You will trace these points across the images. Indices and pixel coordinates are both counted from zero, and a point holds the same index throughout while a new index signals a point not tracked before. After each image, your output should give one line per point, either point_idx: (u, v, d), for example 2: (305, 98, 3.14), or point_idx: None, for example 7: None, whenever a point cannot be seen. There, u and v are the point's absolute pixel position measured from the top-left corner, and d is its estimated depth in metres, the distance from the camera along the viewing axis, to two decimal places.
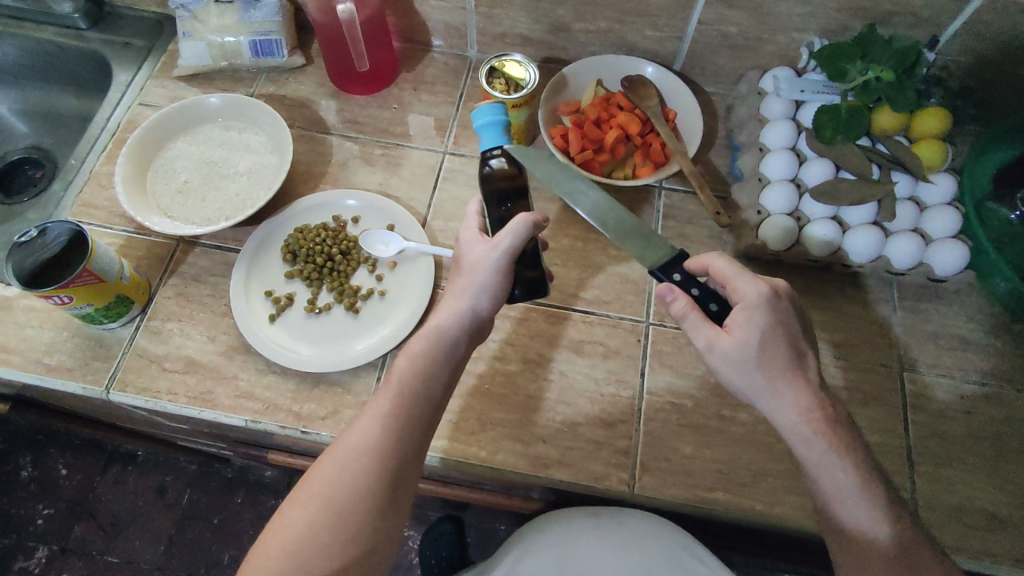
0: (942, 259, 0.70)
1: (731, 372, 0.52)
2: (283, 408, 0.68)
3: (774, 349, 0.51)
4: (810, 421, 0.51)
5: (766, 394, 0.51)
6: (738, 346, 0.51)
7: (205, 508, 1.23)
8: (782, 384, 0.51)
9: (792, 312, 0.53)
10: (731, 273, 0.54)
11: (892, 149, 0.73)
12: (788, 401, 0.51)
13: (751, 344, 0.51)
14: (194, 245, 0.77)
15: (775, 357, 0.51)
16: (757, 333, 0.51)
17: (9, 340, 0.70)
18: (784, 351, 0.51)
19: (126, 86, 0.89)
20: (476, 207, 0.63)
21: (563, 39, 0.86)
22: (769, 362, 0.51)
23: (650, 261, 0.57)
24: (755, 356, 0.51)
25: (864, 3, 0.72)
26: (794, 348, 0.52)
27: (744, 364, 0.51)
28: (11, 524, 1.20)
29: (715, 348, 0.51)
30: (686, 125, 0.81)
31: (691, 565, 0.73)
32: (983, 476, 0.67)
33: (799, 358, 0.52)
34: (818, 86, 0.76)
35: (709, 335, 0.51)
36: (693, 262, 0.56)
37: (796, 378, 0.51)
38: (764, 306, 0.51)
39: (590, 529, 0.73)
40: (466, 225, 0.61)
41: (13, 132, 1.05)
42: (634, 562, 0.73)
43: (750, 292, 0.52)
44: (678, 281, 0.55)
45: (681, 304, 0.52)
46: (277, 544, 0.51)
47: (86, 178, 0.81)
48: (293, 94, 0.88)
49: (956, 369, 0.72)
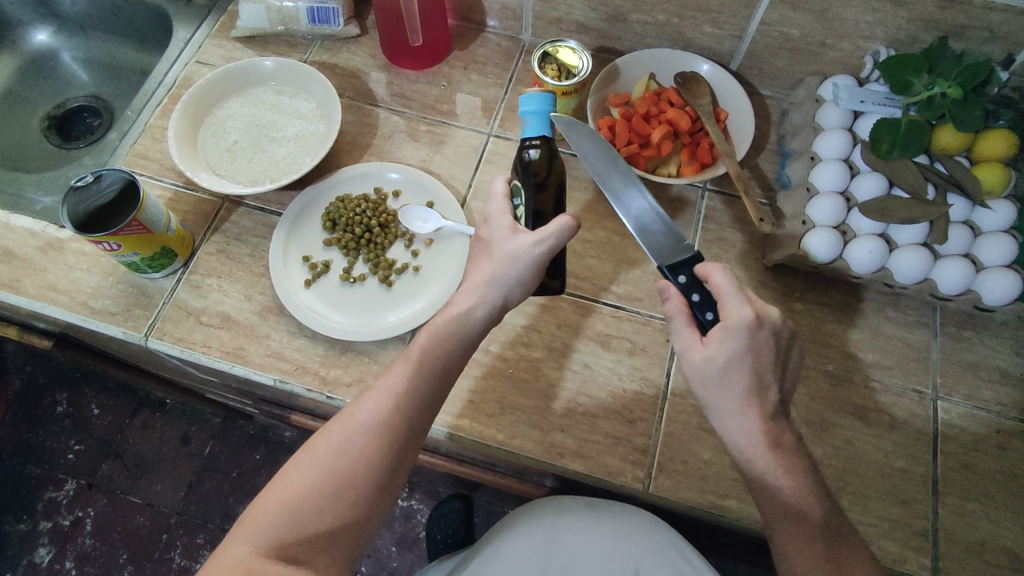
0: (993, 288, 0.67)
1: (694, 381, 0.52)
2: (311, 370, 0.70)
3: (736, 375, 0.50)
4: (750, 447, 0.51)
5: (718, 409, 0.51)
6: (704, 361, 0.51)
7: (225, 460, 1.28)
8: (735, 405, 0.51)
9: (771, 345, 0.51)
10: (727, 290, 0.51)
11: (950, 168, 0.70)
12: (735, 422, 0.51)
13: (717, 362, 0.50)
14: (239, 205, 0.79)
15: (736, 380, 0.50)
16: (724, 356, 0.50)
17: (58, 280, 0.73)
18: (746, 378, 0.50)
19: (185, 43, 0.91)
20: (503, 188, 0.62)
21: (619, 29, 0.85)
22: (729, 383, 0.50)
23: (662, 256, 0.56)
24: (716, 374, 0.51)
25: (938, 14, 0.69)
26: (758, 380, 0.51)
27: (707, 378, 0.51)
28: (44, 455, 1.26)
29: (686, 355, 0.52)
30: (737, 126, 0.79)
31: (681, 566, 0.72)
32: (1009, 514, 0.65)
33: (760, 390, 0.51)
34: (881, 97, 0.73)
35: (686, 341, 0.52)
36: (702, 267, 0.53)
37: (751, 405, 0.51)
38: (743, 333, 0.50)
39: (584, 517, 0.74)
40: (495, 208, 0.61)
41: (75, 80, 1.09)
42: (625, 554, 0.73)
43: (736, 315, 0.50)
44: (682, 284, 0.54)
45: (673, 305, 0.53)
46: (278, 500, 0.52)
47: (141, 130, 0.84)
48: (345, 64, 0.89)
49: (993, 402, 0.70)
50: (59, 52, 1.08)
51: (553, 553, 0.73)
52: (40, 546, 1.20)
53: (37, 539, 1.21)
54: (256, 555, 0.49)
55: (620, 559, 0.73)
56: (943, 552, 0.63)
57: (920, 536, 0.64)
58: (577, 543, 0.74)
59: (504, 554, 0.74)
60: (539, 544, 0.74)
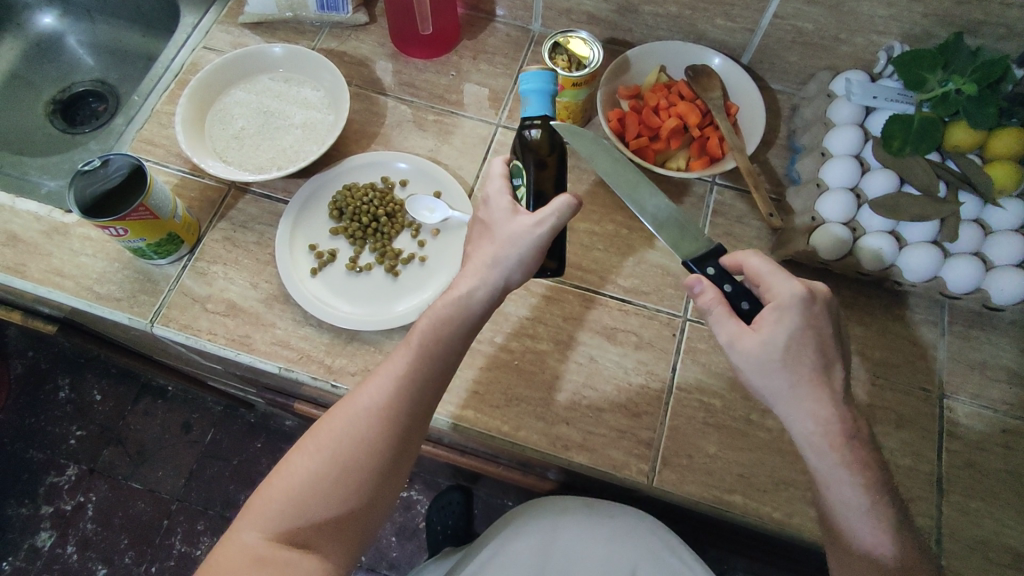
0: (1001, 288, 0.67)
1: (751, 372, 0.49)
2: (316, 359, 0.70)
3: (799, 354, 0.48)
4: (826, 434, 0.49)
5: (786, 400, 0.49)
6: (762, 346, 0.48)
7: (227, 448, 1.28)
8: (804, 389, 0.48)
9: (827, 317, 0.50)
10: (767, 271, 0.51)
11: (962, 167, 0.69)
12: (807, 411, 0.49)
13: (776, 344, 0.48)
14: (245, 192, 0.78)
15: (800, 359, 0.48)
16: (783, 335, 0.48)
17: (63, 264, 0.73)
18: (810, 355, 0.48)
19: (192, 28, 0.90)
20: (502, 168, 0.61)
21: (630, 21, 0.84)
22: (793, 365, 0.48)
23: (685, 251, 0.57)
24: (778, 357, 0.48)
25: (954, 9, 0.68)
26: (822, 356, 0.49)
27: (767, 365, 0.49)
28: (45, 440, 1.26)
29: (737, 344, 0.49)
30: (748, 120, 0.78)
31: (679, 567, 0.73)
32: (1012, 513, 0.65)
33: (826, 368, 0.49)
34: (893, 93, 0.72)
35: (732, 331, 0.49)
36: (729, 259, 0.55)
37: (818, 388, 0.49)
38: (798, 307, 0.49)
39: (581, 516, 0.75)
40: (492, 187, 0.60)
41: (80, 64, 1.08)
42: (621, 554, 0.74)
43: (785, 292, 0.49)
44: (712, 275, 0.55)
45: (709, 298, 0.51)
46: (281, 488, 0.52)
47: (147, 115, 0.83)
48: (353, 52, 0.88)
49: (1000, 401, 0.69)
50: (64, 36, 1.08)
51: (553, 555, 0.74)
52: (42, 530, 1.21)
53: (39, 523, 1.21)
54: (264, 541, 0.50)
55: (617, 559, 0.73)
56: (947, 550, 0.63)
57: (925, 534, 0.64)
58: (576, 544, 0.74)
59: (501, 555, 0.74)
60: (538, 546, 0.74)
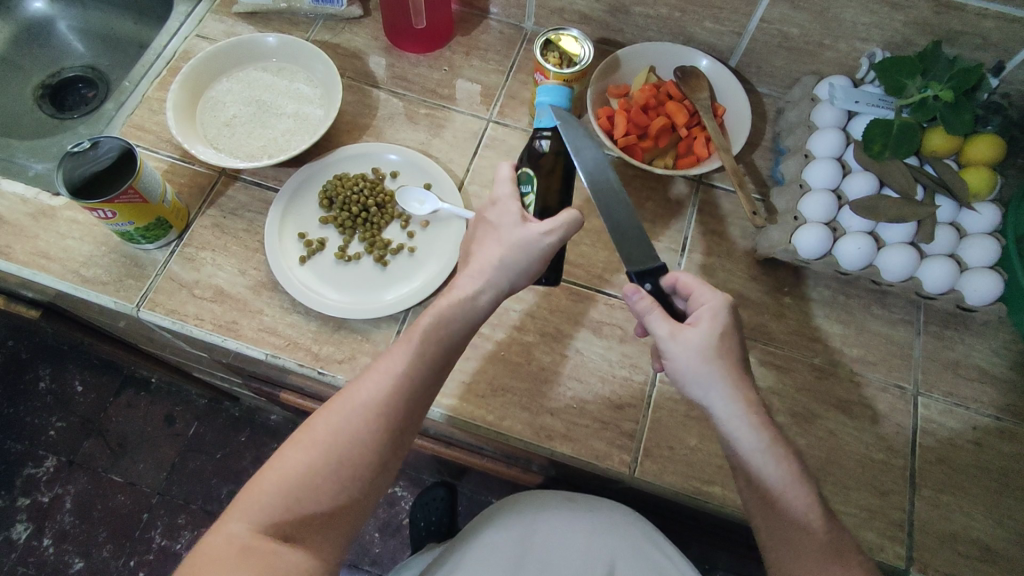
0: (978, 288, 0.68)
1: (691, 362, 0.53)
2: (303, 346, 0.70)
3: (727, 347, 0.54)
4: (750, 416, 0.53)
5: (716, 387, 0.53)
6: (699, 336, 0.53)
7: (210, 441, 1.27)
8: (732, 377, 0.53)
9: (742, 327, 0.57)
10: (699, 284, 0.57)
11: (940, 171, 0.71)
12: (734, 396, 0.53)
13: (711, 332, 0.53)
14: (236, 179, 0.79)
15: (728, 352, 0.53)
16: (717, 327, 0.54)
17: (49, 247, 0.73)
18: (735, 351, 0.54)
19: (185, 16, 0.90)
20: (509, 172, 0.61)
21: (620, 21, 0.86)
22: (722, 355, 0.53)
23: (635, 262, 0.57)
24: (712, 347, 0.53)
25: (933, 18, 0.70)
26: (741, 354, 0.55)
27: (703, 352, 0.53)
28: (24, 431, 1.25)
29: (678, 335, 0.53)
30: (733, 121, 0.80)
31: (664, 565, 0.73)
32: (983, 507, 0.67)
33: (743, 365, 0.55)
34: (874, 99, 0.75)
35: (675, 325, 0.53)
36: (666, 276, 0.58)
37: (740, 378, 0.53)
38: (728, 309, 0.55)
39: (562, 510, 0.76)
40: (497, 192, 0.61)
41: (71, 50, 1.08)
42: (601, 550, 0.74)
43: (716, 295, 0.56)
44: (649, 290, 0.57)
45: (646, 303, 0.54)
46: (273, 481, 0.52)
47: (138, 101, 0.83)
48: (347, 44, 0.89)
49: (972, 399, 0.71)
50: (55, 21, 1.08)
51: (531, 548, 0.74)
52: (18, 523, 1.19)
53: (15, 515, 1.19)
54: (253, 532, 0.50)
55: (599, 557, 0.73)
56: (918, 542, 0.65)
57: (897, 527, 0.66)
58: (555, 539, 0.74)
59: (481, 548, 0.74)
60: (515, 543, 0.74)
